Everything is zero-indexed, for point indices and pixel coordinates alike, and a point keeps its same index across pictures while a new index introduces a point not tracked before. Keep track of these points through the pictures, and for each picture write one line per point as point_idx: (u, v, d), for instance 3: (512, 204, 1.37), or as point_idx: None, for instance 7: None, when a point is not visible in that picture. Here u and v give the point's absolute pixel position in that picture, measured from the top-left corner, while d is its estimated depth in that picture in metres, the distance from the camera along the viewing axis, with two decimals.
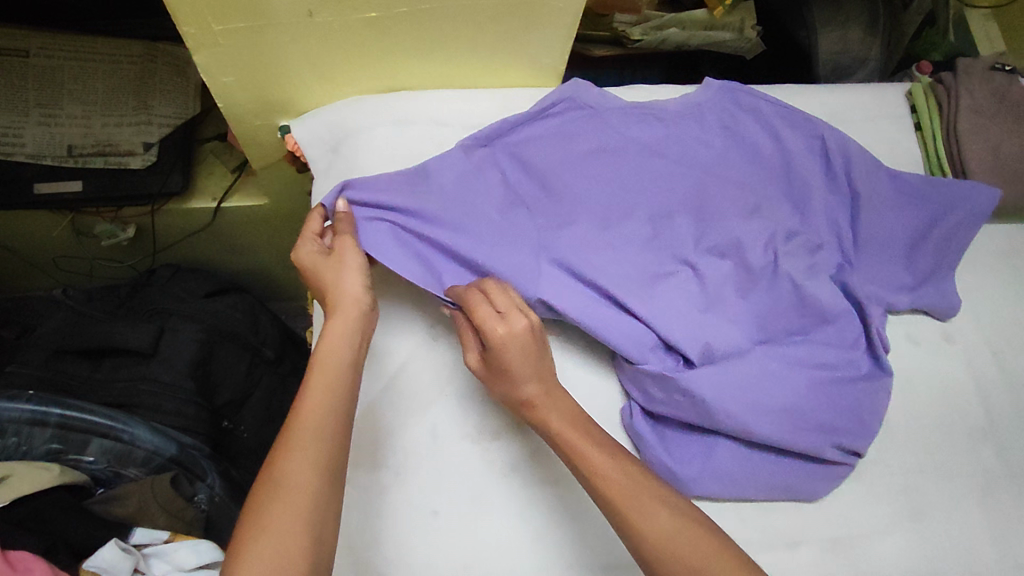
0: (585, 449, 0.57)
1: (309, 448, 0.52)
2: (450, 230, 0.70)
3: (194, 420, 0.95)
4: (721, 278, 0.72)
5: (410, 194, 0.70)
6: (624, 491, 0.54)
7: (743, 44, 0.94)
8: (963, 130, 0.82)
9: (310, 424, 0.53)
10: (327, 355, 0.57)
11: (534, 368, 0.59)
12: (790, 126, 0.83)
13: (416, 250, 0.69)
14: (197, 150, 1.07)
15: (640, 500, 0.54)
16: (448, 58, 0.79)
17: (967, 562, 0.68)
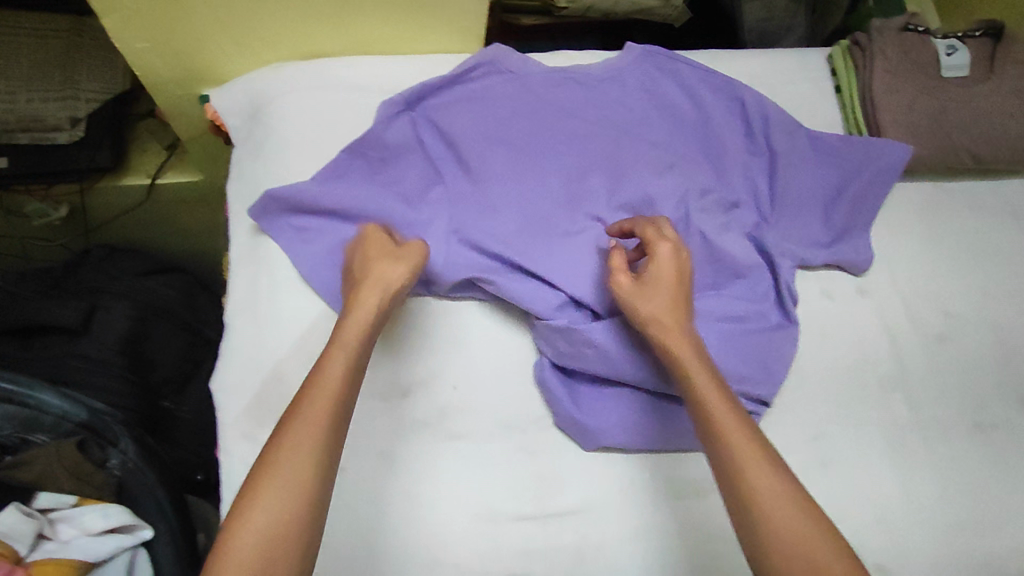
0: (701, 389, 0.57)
1: (314, 424, 0.51)
2: (362, 215, 0.72)
3: (124, 395, 0.95)
4: (632, 234, 0.74)
5: (326, 185, 0.73)
6: (737, 432, 0.54)
7: (670, 11, 0.93)
8: (878, 91, 0.82)
9: (319, 405, 0.52)
10: (345, 334, 0.57)
11: (672, 293, 0.63)
12: (712, 88, 0.83)
13: (328, 238, 0.72)
14: (132, 128, 1.05)
15: (760, 464, 0.52)
16: (367, 24, 0.78)
17: (873, 506, 0.70)
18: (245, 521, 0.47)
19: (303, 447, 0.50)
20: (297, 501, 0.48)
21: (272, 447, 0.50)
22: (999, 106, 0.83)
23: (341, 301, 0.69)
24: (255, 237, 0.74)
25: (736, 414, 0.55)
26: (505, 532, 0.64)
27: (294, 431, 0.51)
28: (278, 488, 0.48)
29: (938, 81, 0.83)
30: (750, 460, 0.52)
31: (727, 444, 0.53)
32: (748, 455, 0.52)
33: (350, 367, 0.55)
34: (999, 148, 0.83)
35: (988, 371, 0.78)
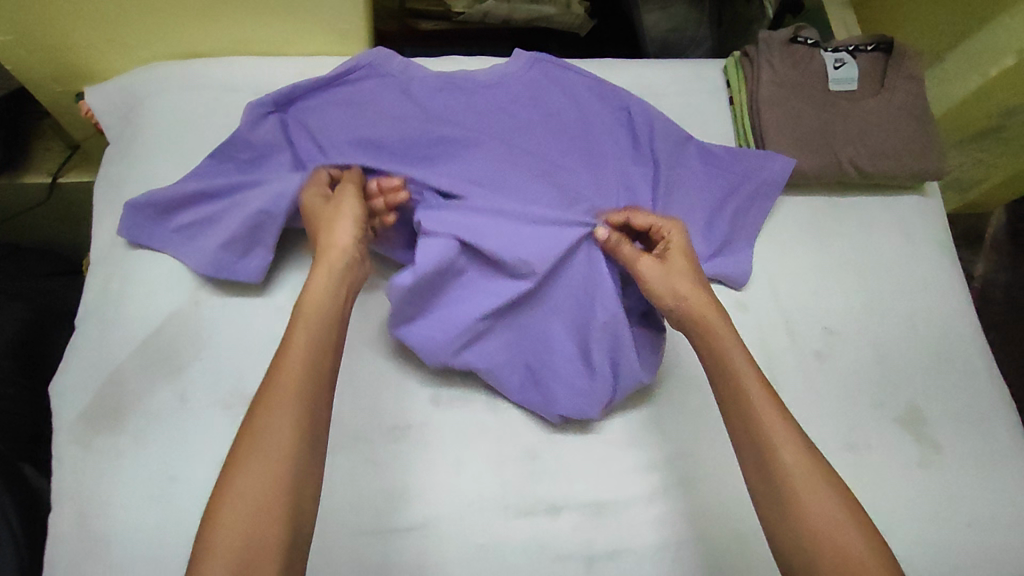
0: (757, 400, 0.59)
1: (290, 408, 0.53)
2: (233, 209, 0.71)
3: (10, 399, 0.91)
4: (500, 211, 0.71)
5: (198, 179, 0.72)
6: (791, 456, 0.56)
7: (570, 18, 0.92)
8: (763, 100, 0.82)
9: (289, 383, 0.54)
10: (307, 314, 0.59)
11: (692, 274, 0.68)
12: (599, 98, 0.82)
13: (202, 234, 0.71)
14: (35, 124, 1.01)
15: (801, 469, 0.56)
16: (244, 23, 0.77)
17: (731, 525, 0.69)
18: (228, 497, 0.50)
19: (283, 423, 0.53)
20: (278, 472, 0.51)
21: (250, 427, 0.53)
22: (884, 120, 0.83)
23: (239, 270, 0.69)
24: (114, 238, 0.73)
25: (775, 411, 0.59)
26: (340, 543, 0.63)
27: (270, 410, 0.53)
28: (260, 463, 0.51)
29: (825, 93, 0.83)
30: (801, 463, 0.56)
31: (774, 453, 0.56)
32: (788, 453, 0.56)
33: (315, 342, 0.57)
34: (885, 163, 0.82)
35: (865, 389, 0.76)
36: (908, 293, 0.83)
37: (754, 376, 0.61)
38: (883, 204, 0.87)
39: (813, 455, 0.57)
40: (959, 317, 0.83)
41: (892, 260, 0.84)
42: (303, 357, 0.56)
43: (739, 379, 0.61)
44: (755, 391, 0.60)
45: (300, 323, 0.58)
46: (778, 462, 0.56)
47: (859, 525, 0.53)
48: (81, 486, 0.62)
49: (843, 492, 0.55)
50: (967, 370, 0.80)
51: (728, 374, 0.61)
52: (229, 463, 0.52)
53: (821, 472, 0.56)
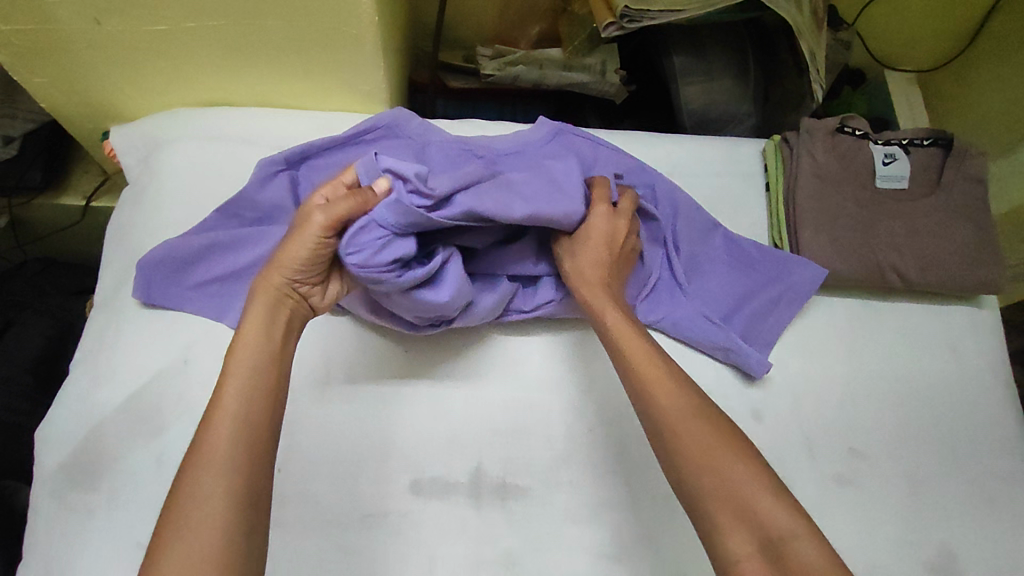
0: (654, 395, 0.54)
1: (212, 470, 0.46)
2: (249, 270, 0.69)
3: (24, 417, 0.92)
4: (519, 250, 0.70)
5: (210, 239, 0.68)
6: (691, 439, 0.50)
7: (604, 87, 0.89)
8: (800, 195, 0.77)
9: (213, 436, 0.47)
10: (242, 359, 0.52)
11: (597, 256, 0.66)
12: (623, 172, 0.78)
13: (217, 290, 0.69)
14: (76, 149, 1.04)
15: (706, 445, 0.50)
16: (269, 80, 0.78)
17: None
18: (149, 571, 0.42)
19: (210, 484, 0.45)
20: (202, 538, 0.43)
21: (175, 491, 0.45)
22: (936, 227, 0.76)
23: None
24: (118, 282, 0.71)
25: (666, 377, 0.55)
26: None
27: (197, 468, 0.46)
28: (183, 528, 0.44)
29: (872, 190, 0.78)
30: (686, 425, 0.51)
31: (675, 441, 0.51)
32: (671, 413, 0.52)
33: (254, 387, 0.50)
34: (932, 274, 0.75)
35: (893, 521, 0.68)
36: (950, 417, 0.74)
37: (644, 362, 0.56)
38: (929, 314, 0.79)
39: (717, 430, 0.51)
40: (1009, 448, 0.74)
41: (935, 377, 0.76)
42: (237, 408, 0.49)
43: (635, 371, 0.56)
44: (653, 382, 0.55)
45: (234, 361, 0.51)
46: (665, 425, 0.52)
47: (768, 486, 0.48)
48: (43, 541, 0.60)
49: (744, 450, 0.50)
50: (1015, 512, 0.71)
51: (625, 373, 0.57)
52: (156, 529, 0.44)
53: (720, 439, 0.50)
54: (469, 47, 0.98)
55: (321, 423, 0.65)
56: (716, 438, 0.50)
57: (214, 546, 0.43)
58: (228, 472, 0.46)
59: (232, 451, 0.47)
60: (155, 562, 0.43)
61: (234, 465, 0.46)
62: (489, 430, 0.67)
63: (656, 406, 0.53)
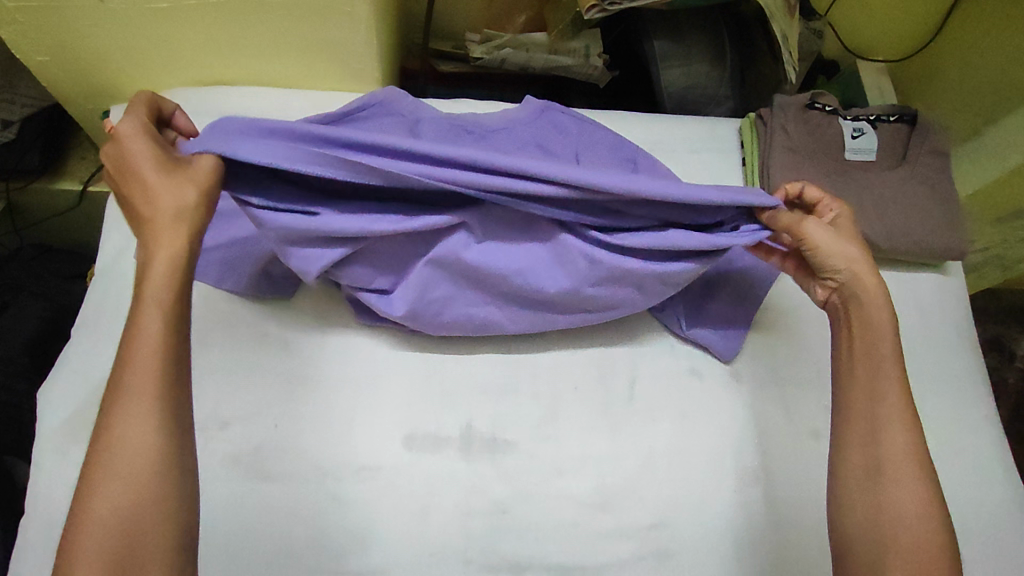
0: (890, 437, 0.58)
1: (139, 409, 0.47)
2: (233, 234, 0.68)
3: (21, 396, 0.94)
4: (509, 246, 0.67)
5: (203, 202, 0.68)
6: (895, 475, 0.57)
7: (589, 70, 0.92)
8: (774, 167, 0.81)
9: (136, 372, 0.48)
10: (155, 277, 0.51)
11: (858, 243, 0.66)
12: (607, 146, 0.82)
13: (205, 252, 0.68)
14: (73, 134, 1.06)
15: (913, 485, 0.57)
16: (266, 60, 0.81)
17: None
18: (92, 502, 0.46)
19: (149, 415, 0.48)
20: (150, 467, 0.47)
21: (106, 430, 0.47)
22: (903, 196, 0.81)
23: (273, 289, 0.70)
24: (119, 250, 0.73)
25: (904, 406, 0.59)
26: None
27: (124, 404, 0.47)
28: (124, 470, 0.47)
29: (841, 162, 0.82)
30: (910, 473, 0.57)
31: (876, 472, 0.58)
32: (893, 447, 0.58)
33: (170, 320, 0.50)
34: (899, 240, 0.79)
35: None
36: (919, 377, 0.78)
37: (894, 413, 0.59)
38: (897, 280, 0.83)
39: (924, 468, 0.58)
40: (974, 405, 0.78)
41: (907, 339, 0.80)
42: (160, 345, 0.49)
43: (881, 418, 0.59)
44: (891, 428, 0.58)
45: (148, 300, 0.50)
46: (887, 459, 0.58)
47: (932, 502, 0.57)
48: (49, 495, 0.62)
49: (935, 491, 0.57)
50: (980, 465, 0.75)
51: (881, 410, 0.59)
52: (88, 469, 0.47)
53: (922, 479, 0.57)
54: (459, 36, 1.01)
55: (318, 381, 0.68)
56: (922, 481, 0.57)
57: (150, 493, 0.47)
58: (164, 421, 0.48)
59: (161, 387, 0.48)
60: (98, 494, 0.46)
61: (164, 399, 0.48)
62: (481, 387, 0.70)
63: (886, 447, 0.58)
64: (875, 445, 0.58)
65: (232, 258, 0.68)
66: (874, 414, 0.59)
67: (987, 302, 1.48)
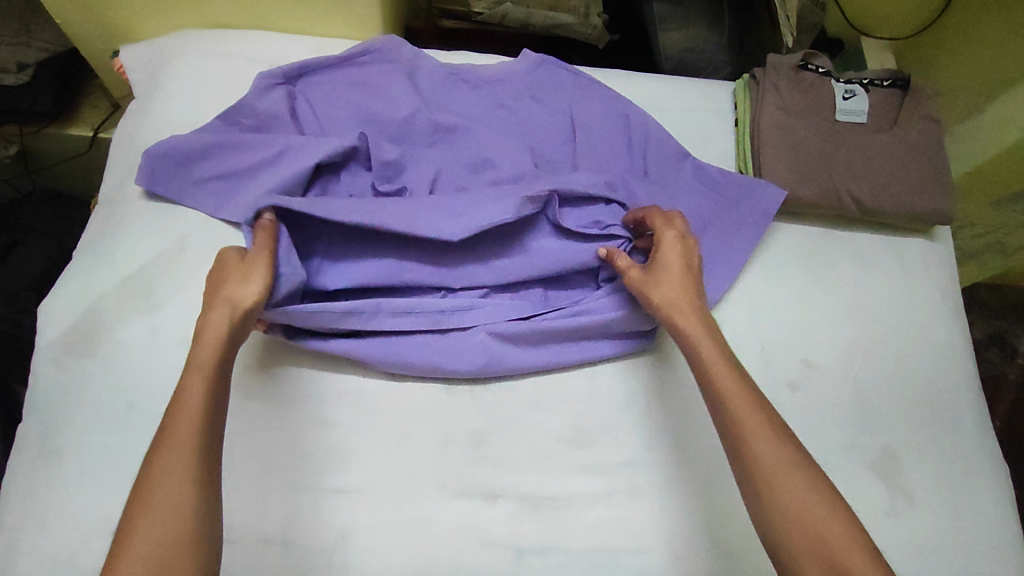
0: (771, 480, 0.52)
1: (180, 461, 0.49)
2: (239, 171, 0.73)
3: (24, 330, 0.97)
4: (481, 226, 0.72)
5: (212, 141, 0.73)
6: (800, 523, 0.50)
7: (588, 29, 0.95)
8: (764, 125, 0.82)
9: (186, 422, 0.51)
10: (205, 348, 0.55)
11: (682, 282, 0.66)
12: (600, 101, 0.83)
13: (214, 187, 0.73)
14: (87, 83, 1.09)
15: (816, 514, 0.51)
16: (271, 4, 0.83)
17: (677, 539, 0.64)
18: (131, 547, 0.46)
19: (190, 469, 0.49)
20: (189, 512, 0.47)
21: (143, 485, 0.48)
22: (892, 158, 0.81)
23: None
24: (120, 180, 0.76)
25: (761, 421, 0.55)
26: (275, 498, 0.62)
27: (162, 460, 0.49)
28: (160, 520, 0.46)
29: (832, 123, 0.83)
30: (807, 509, 0.51)
31: (775, 528, 0.51)
32: (778, 484, 0.52)
33: (213, 376, 0.54)
34: (886, 201, 0.80)
35: (843, 425, 0.73)
36: (901, 338, 0.79)
37: (767, 448, 0.54)
38: (884, 244, 0.84)
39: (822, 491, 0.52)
40: (956, 369, 0.78)
41: (889, 302, 0.80)
42: (201, 403, 0.52)
43: (756, 453, 0.54)
44: (769, 469, 0.53)
45: (196, 365, 0.54)
46: (780, 512, 0.51)
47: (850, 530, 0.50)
48: (47, 402, 0.65)
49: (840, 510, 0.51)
50: (959, 427, 0.75)
51: (745, 453, 0.54)
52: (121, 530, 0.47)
53: (822, 503, 0.51)
54: None
55: None
56: (820, 502, 0.51)
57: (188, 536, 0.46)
58: (201, 465, 0.49)
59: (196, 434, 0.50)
60: (136, 536, 0.46)
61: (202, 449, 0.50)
62: None
63: (766, 487, 0.52)
64: (761, 493, 0.52)
65: (238, 193, 0.73)
66: (745, 462, 0.54)
67: (990, 296, 1.47)
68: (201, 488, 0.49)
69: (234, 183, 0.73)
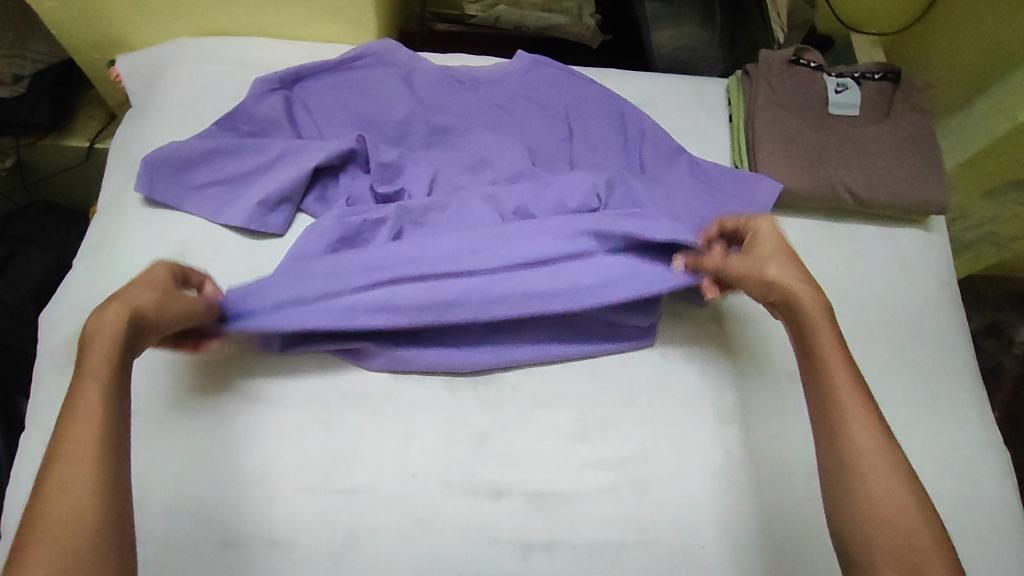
0: (868, 476, 0.52)
1: (76, 466, 0.46)
2: (238, 177, 0.73)
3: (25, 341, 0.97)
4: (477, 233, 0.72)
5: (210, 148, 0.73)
6: (893, 520, 0.50)
7: (581, 30, 0.96)
8: (759, 120, 0.83)
9: (78, 430, 0.48)
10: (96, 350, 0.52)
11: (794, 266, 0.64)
12: (595, 100, 0.84)
13: (212, 193, 0.73)
14: (82, 94, 1.09)
15: (909, 515, 0.50)
16: (267, 10, 0.84)
17: (683, 531, 0.65)
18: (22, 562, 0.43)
19: (84, 474, 0.46)
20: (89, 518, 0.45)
21: (36, 500, 0.45)
22: (886, 150, 0.82)
23: (269, 223, 0.72)
24: (119, 187, 0.76)
25: (871, 417, 0.55)
26: (281, 501, 0.62)
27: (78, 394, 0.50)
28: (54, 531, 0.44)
29: (825, 116, 0.84)
30: (899, 507, 0.51)
31: (863, 520, 0.51)
32: (876, 479, 0.52)
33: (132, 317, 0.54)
34: (882, 192, 0.80)
35: None
36: (899, 328, 0.79)
37: (875, 445, 0.53)
38: (880, 236, 0.85)
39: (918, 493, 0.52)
40: (955, 358, 0.79)
41: (886, 293, 0.81)
42: (96, 406, 0.49)
43: (861, 450, 0.53)
44: (867, 467, 0.53)
45: (87, 371, 0.51)
46: (873, 506, 0.51)
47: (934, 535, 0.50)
48: (50, 409, 0.65)
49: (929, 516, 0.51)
50: (959, 415, 0.75)
51: (844, 443, 0.54)
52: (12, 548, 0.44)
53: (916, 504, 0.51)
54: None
55: None
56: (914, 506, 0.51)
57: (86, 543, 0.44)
58: (98, 469, 0.47)
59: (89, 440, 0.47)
60: (31, 550, 0.43)
61: (97, 454, 0.47)
62: None
63: (862, 481, 0.52)
64: (855, 487, 0.52)
65: (238, 198, 0.73)
66: (846, 453, 0.54)
67: (985, 288, 1.48)
68: (97, 498, 0.46)
69: (233, 188, 0.73)
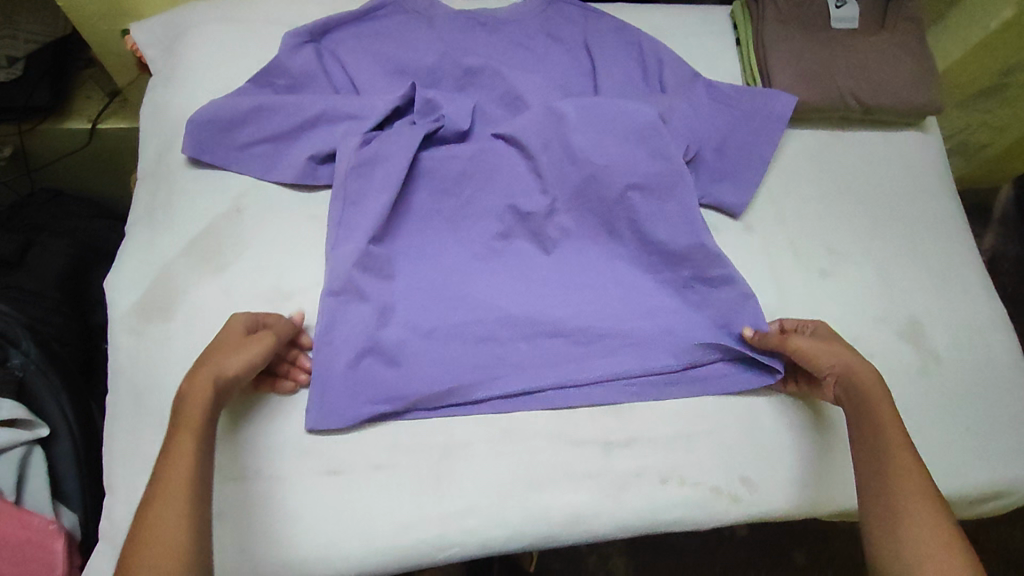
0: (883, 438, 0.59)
1: (171, 502, 0.50)
2: (285, 132, 0.74)
3: (62, 328, 0.93)
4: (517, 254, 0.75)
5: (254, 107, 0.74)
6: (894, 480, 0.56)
7: None
8: (769, 38, 0.87)
9: (176, 475, 0.51)
10: (195, 401, 0.55)
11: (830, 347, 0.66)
12: (611, 32, 0.87)
13: (260, 149, 0.74)
14: (76, 75, 1.07)
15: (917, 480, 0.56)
16: None
17: (743, 415, 0.71)
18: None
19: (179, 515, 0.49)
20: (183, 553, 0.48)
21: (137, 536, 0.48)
22: (886, 57, 0.88)
23: (321, 175, 0.74)
24: (160, 152, 0.76)
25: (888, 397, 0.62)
26: (374, 430, 0.66)
27: (162, 504, 0.50)
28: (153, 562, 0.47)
29: (828, 31, 0.89)
30: (904, 471, 0.57)
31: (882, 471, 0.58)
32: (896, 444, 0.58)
33: (203, 439, 0.54)
34: (884, 97, 0.86)
35: (869, 303, 0.80)
36: (909, 222, 0.86)
37: (891, 418, 0.60)
38: (884, 140, 0.91)
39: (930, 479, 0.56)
40: (958, 242, 0.86)
41: (893, 191, 0.88)
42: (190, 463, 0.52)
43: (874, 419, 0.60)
44: (885, 432, 0.59)
45: (184, 422, 0.54)
46: (885, 466, 0.58)
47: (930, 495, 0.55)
48: (133, 367, 0.66)
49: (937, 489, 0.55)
50: (967, 293, 0.83)
51: (867, 411, 0.61)
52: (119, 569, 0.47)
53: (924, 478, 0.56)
54: None
55: None
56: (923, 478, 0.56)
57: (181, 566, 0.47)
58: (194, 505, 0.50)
59: (190, 489, 0.51)
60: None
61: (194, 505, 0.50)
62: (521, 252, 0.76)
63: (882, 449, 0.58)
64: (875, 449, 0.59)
65: (289, 153, 0.74)
66: (867, 427, 0.61)
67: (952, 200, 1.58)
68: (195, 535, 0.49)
69: (280, 144, 0.75)
